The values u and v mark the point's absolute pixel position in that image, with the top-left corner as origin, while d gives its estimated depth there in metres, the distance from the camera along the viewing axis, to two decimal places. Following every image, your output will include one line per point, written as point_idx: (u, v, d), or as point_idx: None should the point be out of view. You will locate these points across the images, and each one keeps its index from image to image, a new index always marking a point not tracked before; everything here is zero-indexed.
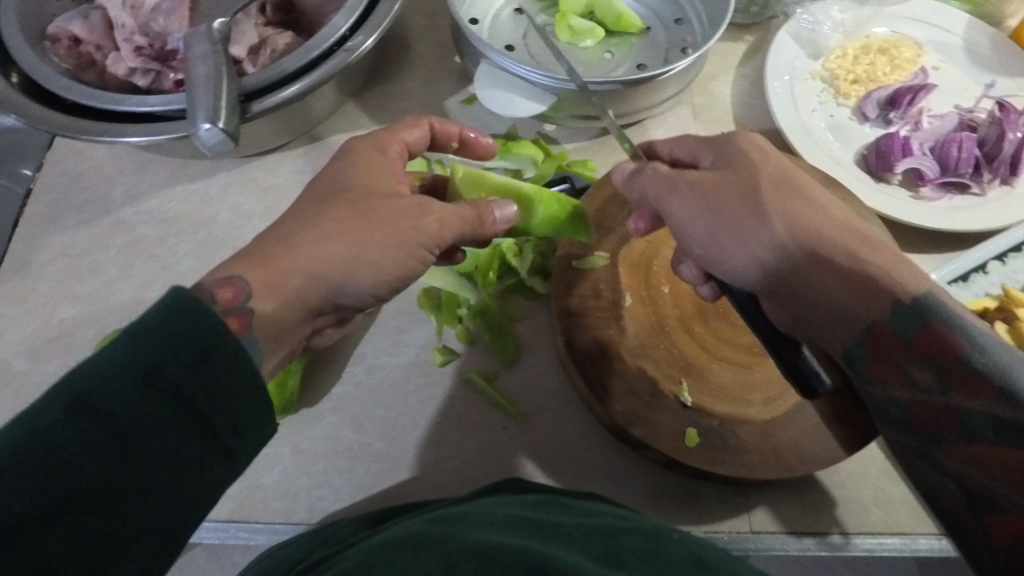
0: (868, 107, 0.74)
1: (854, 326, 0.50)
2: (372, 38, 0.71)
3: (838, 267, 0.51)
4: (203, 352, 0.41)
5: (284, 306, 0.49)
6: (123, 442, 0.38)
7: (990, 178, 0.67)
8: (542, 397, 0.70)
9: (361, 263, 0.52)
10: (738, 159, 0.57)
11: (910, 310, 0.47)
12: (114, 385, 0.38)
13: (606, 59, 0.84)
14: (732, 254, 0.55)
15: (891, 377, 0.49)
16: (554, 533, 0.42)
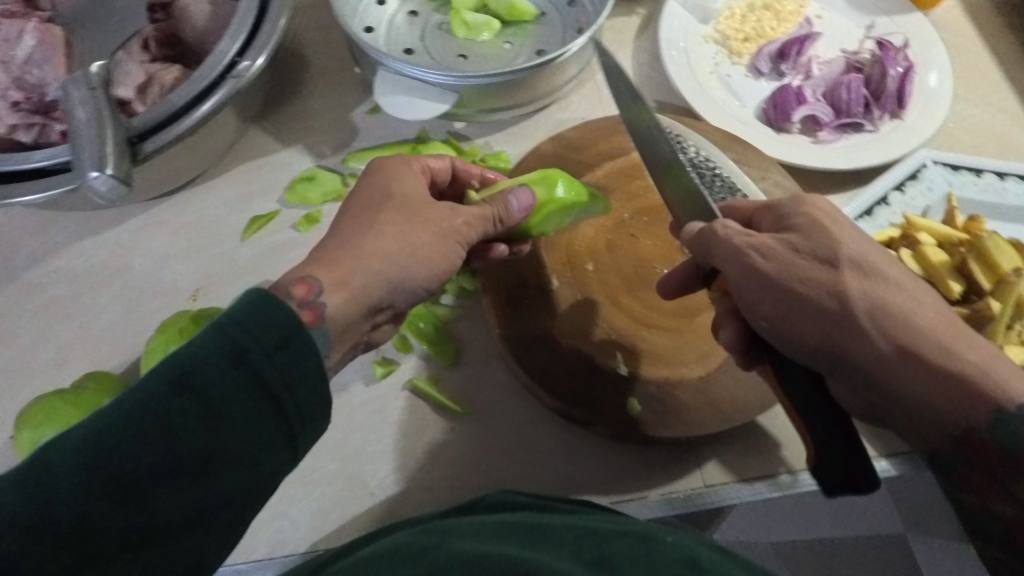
0: (761, 63, 0.80)
1: (947, 428, 0.43)
2: (261, 60, 0.64)
3: (930, 364, 0.43)
4: (282, 341, 0.39)
5: (351, 302, 0.47)
6: (211, 419, 0.37)
7: (880, 114, 0.75)
8: (487, 392, 0.64)
9: (414, 263, 0.51)
10: (816, 231, 0.46)
11: (1014, 421, 0.40)
12: (208, 362, 0.37)
13: (505, 50, 0.82)
14: (805, 337, 0.45)
15: (990, 487, 0.43)
16: (608, 555, 0.35)
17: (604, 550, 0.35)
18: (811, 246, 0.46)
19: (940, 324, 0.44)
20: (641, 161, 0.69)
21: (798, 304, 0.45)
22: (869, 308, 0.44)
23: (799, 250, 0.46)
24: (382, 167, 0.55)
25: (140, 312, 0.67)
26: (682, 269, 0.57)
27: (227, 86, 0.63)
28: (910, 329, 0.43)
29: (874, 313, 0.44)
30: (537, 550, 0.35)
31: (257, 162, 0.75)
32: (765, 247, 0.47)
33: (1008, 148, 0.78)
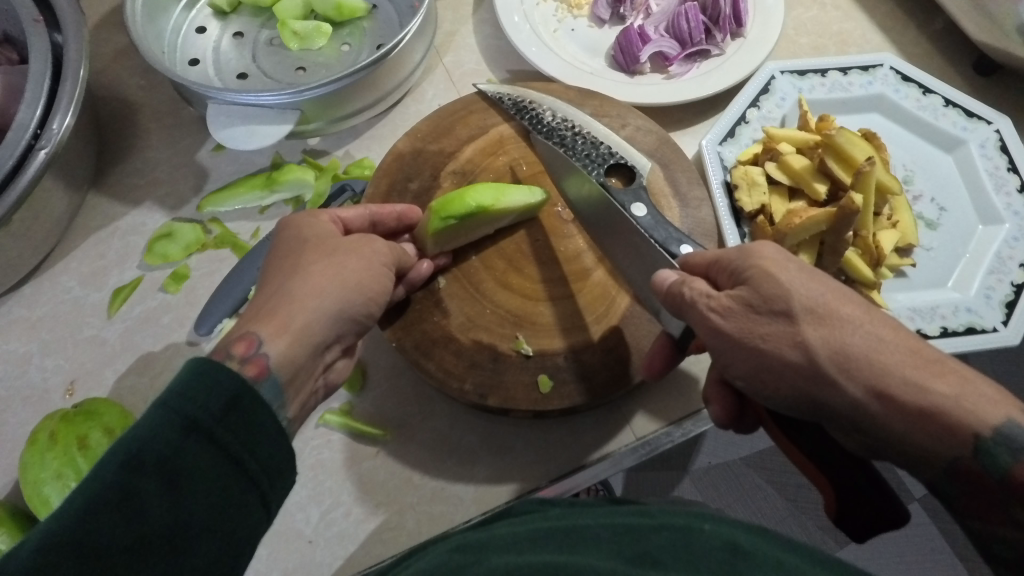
0: (601, 11, 0.79)
1: (934, 463, 0.41)
2: (70, 119, 0.59)
3: (903, 405, 0.40)
4: (230, 402, 0.38)
5: (297, 344, 0.44)
6: (176, 491, 0.35)
7: (722, 37, 0.76)
8: (402, 406, 0.62)
9: (347, 291, 0.48)
10: (764, 279, 0.44)
11: (995, 448, 0.39)
12: (157, 433, 0.35)
13: (344, 53, 0.78)
14: (780, 390, 0.43)
15: (991, 509, 0.40)
16: (652, 550, 0.37)
17: (647, 546, 0.37)
18: (766, 300, 0.43)
19: (917, 356, 0.41)
20: (502, 136, 0.68)
21: (766, 362, 0.43)
22: (832, 355, 0.41)
23: (755, 306, 0.44)
24: (291, 223, 0.53)
25: (12, 424, 0.61)
26: (660, 346, 0.55)
27: (37, 156, 0.58)
28: (883, 371, 0.41)
29: (841, 360, 0.41)
30: (585, 553, 0.36)
31: (104, 231, 0.70)
32: (724, 308, 0.45)
33: (846, 44, 0.81)
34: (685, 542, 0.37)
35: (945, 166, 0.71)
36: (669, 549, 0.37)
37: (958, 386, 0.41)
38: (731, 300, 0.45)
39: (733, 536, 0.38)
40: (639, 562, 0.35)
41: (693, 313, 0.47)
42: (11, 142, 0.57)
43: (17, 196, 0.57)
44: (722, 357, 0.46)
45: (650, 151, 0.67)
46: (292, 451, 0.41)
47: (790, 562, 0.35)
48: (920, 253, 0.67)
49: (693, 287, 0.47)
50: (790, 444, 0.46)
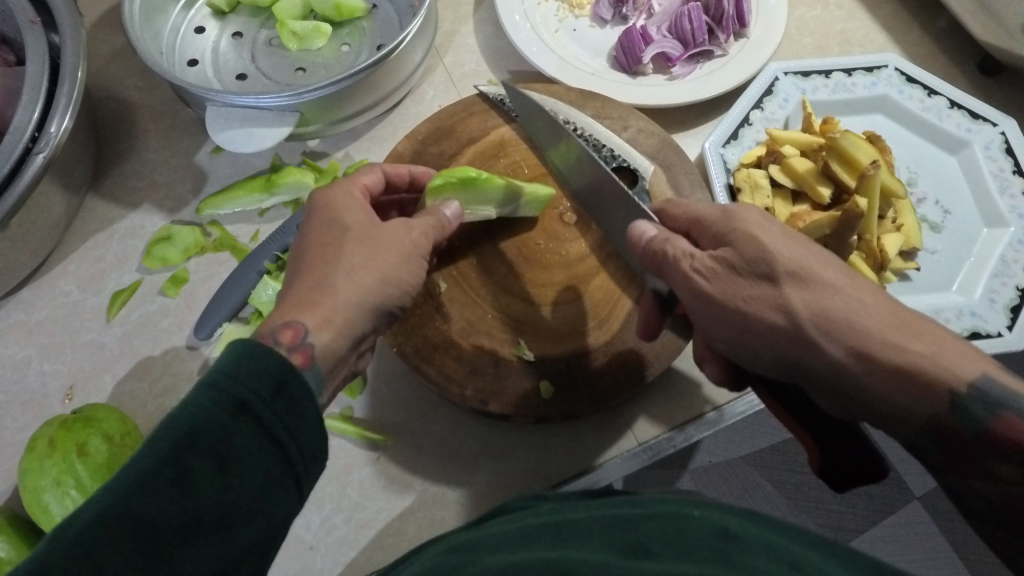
0: (603, 11, 0.78)
1: (911, 422, 0.41)
2: (68, 122, 0.59)
3: (880, 363, 0.41)
4: (280, 387, 0.37)
5: (341, 336, 0.44)
6: (222, 474, 0.34)
7: (725, 37, 0.75)
8: (402, 411, 0.62)
9: (389, 284, 0.48)
10: (750, 244, 0.45)
11: (972, 403, 0.39)
12: (213, 414, 0.34)
13: (344, 53, 0.78)
14: (763, 350, 0.45)
15: (969, 467, 0.40)
16: (644, 540, 0.36)
17: (639, 535, 0.36)
18: (749, 264, 0.44)
19: (894, 321, 0.42)
20: (503, 138, 0.67)
21: (747, 323, 0.45)
22: (812, 316, 0.42)
23: (738, 270, 0.45)
24: (330, 200, 0.51)
25: (12, 430, 0.61)
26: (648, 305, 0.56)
27: (33, 159, 0.57)
28: (858, 331, 0.41)
29: (823, 320, 0.42)
30: (571, 549, 0.36)
31: (102, 234, 0.70)
32: (703, 266, 0.46)
33: (849, 44, 0.80)
34: (675, 529, 0.36)
35: (949, 168, 0.71)
36: (659, 537, 0.36)
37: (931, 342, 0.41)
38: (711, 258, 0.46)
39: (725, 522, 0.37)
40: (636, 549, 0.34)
41: (672, 267, 0.48)
42: (9, 146, 0.57)
43: (15, 201, 0.56)
44: (704, 318, 0.47)
45: (652, 153, 0.67)
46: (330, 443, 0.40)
47: (797, 550, 0.35)
48: (924, 256, 0.66)
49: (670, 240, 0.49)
50: (776, 405, 0.48)
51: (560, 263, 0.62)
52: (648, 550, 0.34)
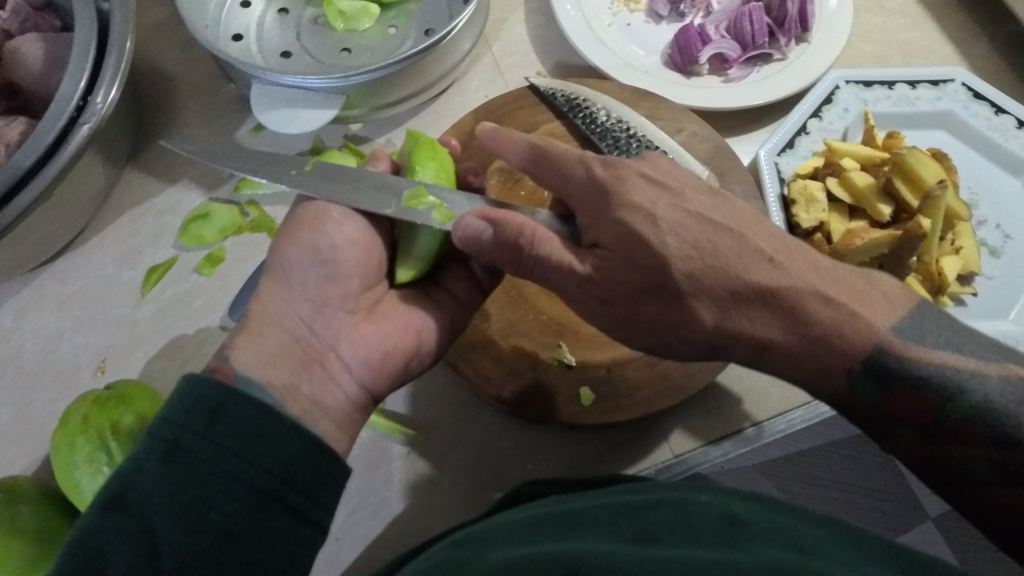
0: (659, 6, 0.76)
1: (816, 395, 0.44)
2: (115, 93, 0.57)
3: (788, 354, 0.42)
4: (213, 413, 0.39)
5: (269, 348, 0.44)
6: (189, 515, 0.36)
7: (786, 41, 0.73)
8: (435, 408, 0.61)
9: (290, 284, 0.47)
10: (636, 247, 0.44)
11: (867, 375, 0.41)
12: (148, 465, 0.37)
13: (391, 36, 0.76)
14: (679, 350, 0.46)
15: (873, 433, 0.43)
16: (647, 527, 0.38)
17: (643, 525, 0.39)
18: (642, 274, 0.44)
19: (798, 311, 0.42)
20: (552, 133, 0.66)
21: (658, 328, 0.46)
22: (716, 306, 0.43)
23: (634, 283, 0.44)
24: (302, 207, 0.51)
25: (43, 400, 0.61)
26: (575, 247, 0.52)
27: (79, 130, 0.56)
28: (765, 326, 0.42)
29: (728, 317, 0.43)
30: (582, 539, 0.38)
31: (139, 208, 0.69)
32: (586, 278, 0.45)
33: (913, 55, 0.77)
34: (682, 515, 0.39)
35: (1013, 191, 0.68)
36: (667, 526, 0.38)
37: (837, 314, 0.41)
38: (585, 263, 0.45)
39: (727, 504, 0.40)
40: (637, 539, 0.37)
41: (536, 266, 0.47)
42: (55, 115, 0.56)
43: (59, 171, 0.55)
44: (626, 332, 0.47)
45: (705, 158, 0.65)
46: (331, 451, 0.42)
47: (806, 529, 0.38)
48: (981, 281, 0.64)
49: (525, 232, 0.46)
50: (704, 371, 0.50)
51: None
52: (651, 537, 0.37)
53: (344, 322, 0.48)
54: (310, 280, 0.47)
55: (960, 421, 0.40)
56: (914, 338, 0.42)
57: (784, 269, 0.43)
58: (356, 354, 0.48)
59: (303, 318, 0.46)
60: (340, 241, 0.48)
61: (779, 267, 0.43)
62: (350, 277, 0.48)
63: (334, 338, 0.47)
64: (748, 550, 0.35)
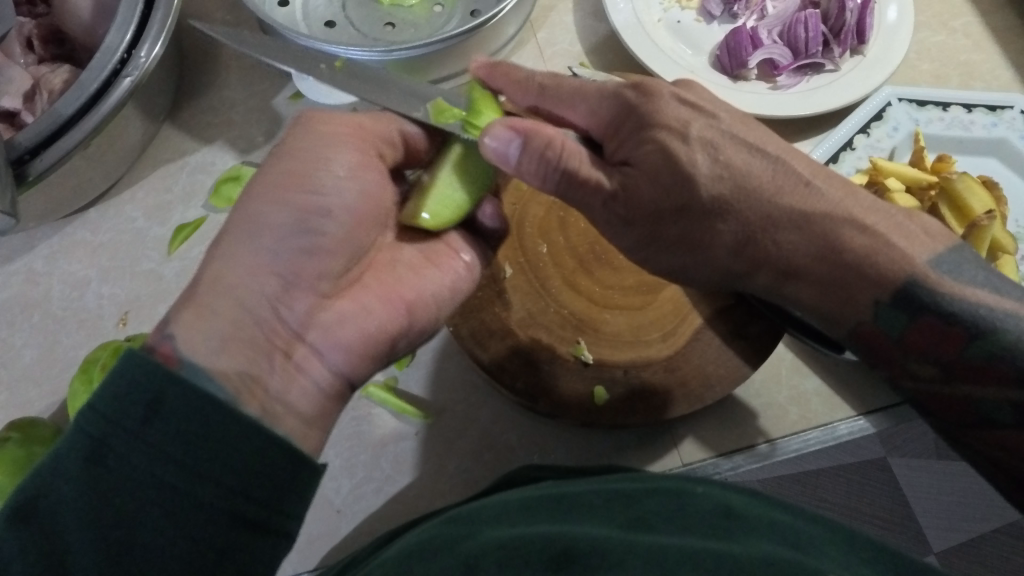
0: (712, 5, 0.74)
1: (839, 324, 0.46)
2: (158, 51, 0.57)
3: (814, 277, 0.45)
4: (150, 406, 0.36)
5: (237, 328, 0.41)
6: (116, 524, 0.35)
7: (840, 52, 0.70)
8: (446, 390, 0.61)
9: (264, 251, 0.44)
10: (664, 163, 0.45)
11: (894, 311, 0.43)
12: (71, 464, 0.35)
13: (436, 13, 0.75)
14: (695, 270, 0.50)
15: (891, 370, 0.46)
16: (646, 514, 0.39)
17: (641, 510, 0.39)
18: (670, 195, 0.45)
19: (828, 237, 0.43)
20: None
21: (680, 247, 0.48)
22: (733, 240, 0.46)
23: (662, 203, 0.45)
24: (292, 141, 0.47)
25: (65, 345, 0.62)
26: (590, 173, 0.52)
27: (121, 84, 0.56)
28: (792, 246, 0.44)
29: (752, 238, 0.45)
30: (578, 522, 0.38)
31: (173, 164, 0.69)
32: (611, 194, 0.47)
33: (971, 77, 0.75)
34: (678, 504, 0.40)
35: None
36: (662, 513, 0.39)
37: (872, 241, 0.43)
38: (613, 179, 0.47)
39: (726, 498, 0.41)
40: (634, 525, 0.38)
41: (562, 180, 0.47)
42: (98, 66, 0.56)
43: (99, 121, 0.56)
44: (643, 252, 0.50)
45: None
46: (293, 450, 0.39)
47: (814, 531, 0.38)
48: None
49: (554, 143, 0.46)
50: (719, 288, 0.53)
51: (630, 267, 0.60)
52: (650, 523, 0.38)
53: (309, 304, 0.46)
54: (284, 249, 0.44)
55: (983, 359, 0.41)
56: (952, 272, 0.42)
57: (817, 191, 0.45)
58: (328, 341, 0.46)
59: (269, 295, 0.43)
60: (334, 207, 0.47)
61: (813, 190, 0.45)
62: (330, 255, 0.47)
63: (300, 326, 0.45)
64: (746, 542, 0.36)
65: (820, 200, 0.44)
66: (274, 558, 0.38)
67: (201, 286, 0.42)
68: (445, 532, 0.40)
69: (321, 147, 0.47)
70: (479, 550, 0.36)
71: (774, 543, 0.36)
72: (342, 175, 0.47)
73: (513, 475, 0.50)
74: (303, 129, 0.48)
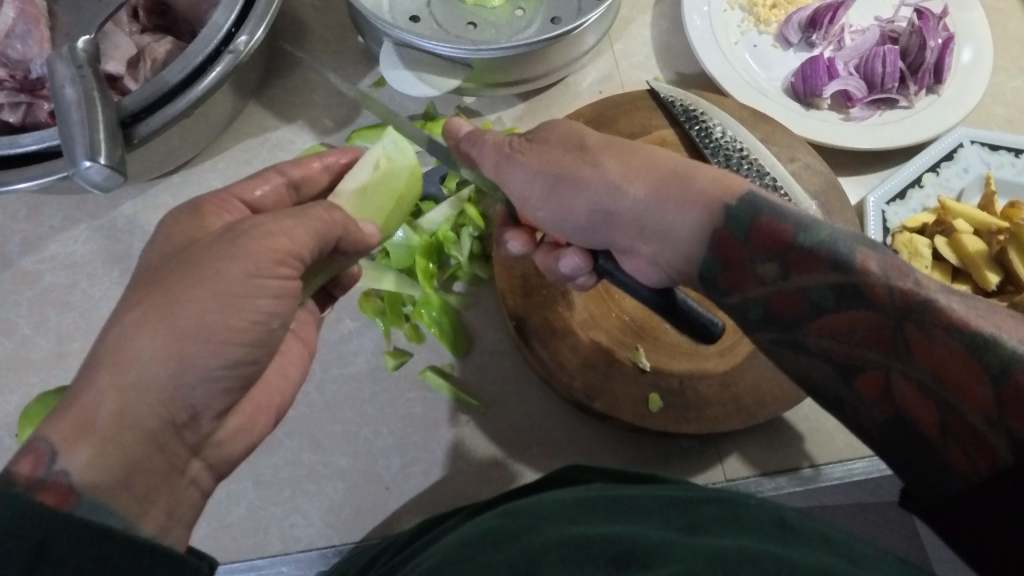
0: (789, 33, 0.75)
1: (698, 238, 0.46)
2: (261, 33, 0.60)
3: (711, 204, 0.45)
4: (38, 553, 0.32)
5: (138, 471, 0.36)
6: None
7: (915, 89, 0.71)
8: (500, 382, 0.62)
9: (178, 382, 0.36)
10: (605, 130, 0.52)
11: (740, 212, 0.44)
12: None
13: (517, 16, 0.77)
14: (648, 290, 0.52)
15: (743, 284, 0.45)
16: (702, 521, 0.40)
17: (695, 518, 0.40)
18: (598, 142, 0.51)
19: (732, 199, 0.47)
20: (664, 139, 0.67)
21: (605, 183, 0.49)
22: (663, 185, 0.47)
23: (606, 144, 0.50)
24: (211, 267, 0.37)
25: None
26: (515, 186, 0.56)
27: (224, 61, 0.59)
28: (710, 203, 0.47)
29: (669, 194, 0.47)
30: (636, 524, 0.39)
31: (255, 140, 0.72)
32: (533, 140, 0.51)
33: None
34: (734, 514, 0.41)
35: None
36: (718, 520, 0.40)
37: None
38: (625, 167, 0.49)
39: (784, 513, 0.41)
40: (690, 530, 0.38)
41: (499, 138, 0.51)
42: (204, 40, 0.59)
43: (200, 94, 0.58)
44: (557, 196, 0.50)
45: (813, 192, 0.65)
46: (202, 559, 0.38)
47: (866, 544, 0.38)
48: None
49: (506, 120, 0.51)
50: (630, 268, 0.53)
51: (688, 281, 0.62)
52: (707, 529, 0.39)
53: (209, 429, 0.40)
54: (201, 390, 0.38)
55: (811, 245, 0.41)
56: None
57: None
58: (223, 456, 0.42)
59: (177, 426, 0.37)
60: (259, 352, 0.40)
61: None
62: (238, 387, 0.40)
63: (200, 447, 0.39)
64: (803, 550, 0.36)
65: None
66: None
67: (98, 423, 0.34)
68: (506, 523, 0.41)
69: (251, 291, 0.39)
70: (543, 543, 0.37)
71: (830, 551, 0.36)
72: (279, 326, 0.41)
73: (560, 474, 0.51)
74: (243, 253, 0.38)
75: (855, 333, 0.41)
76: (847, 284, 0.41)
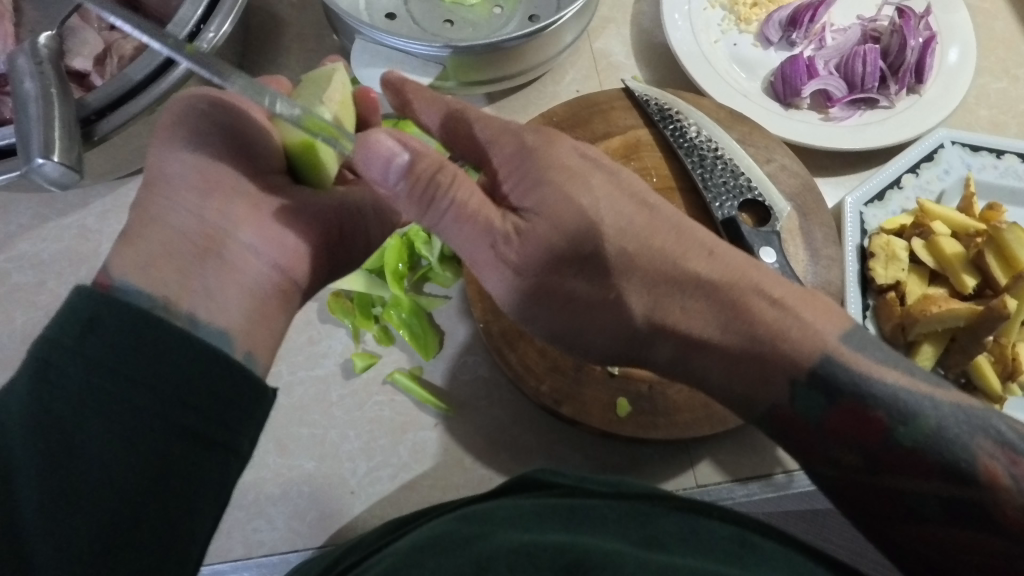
0: (770, 32, 0.74)
1: (755, 408, 0.47)
2: (226, 29, 0.59)
3: (728, 347, 0.46)
4: (88, 326, 0.35)
5: (171, 243, 0.42)
6: (58, 446, 0.33)
7: (897, 89, 0.70)
8: (469, 385, 0.61)
9: (168, 174, 0.44)
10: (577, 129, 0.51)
11: (808, 390, 0.44)
12: (20, 389, 0.34)
13: (495, 14, 0.76)
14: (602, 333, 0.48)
15: (813, 456, 0.45)
16: (659, 534, 0.39)
17: (654, 529, 0.39)
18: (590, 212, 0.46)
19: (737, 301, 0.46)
20: (639, 140, 0.66)
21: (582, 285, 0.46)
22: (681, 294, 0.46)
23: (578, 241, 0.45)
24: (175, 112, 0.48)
25: None
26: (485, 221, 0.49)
27: (189, 57, 0.58)
28: (701, 319, 0.46)
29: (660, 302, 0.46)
30: (592, 534, 0.38)
31: None
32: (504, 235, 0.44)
33: None
34: (692, 528, 0.40)
35: None
36: (675, 534, 0.39)
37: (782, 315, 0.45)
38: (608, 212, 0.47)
39: (743, 530, 0.40)
40: (646, 544, 0.38)
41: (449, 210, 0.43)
42: (169, 36, 0.58)
43: (163, 90, 0.57)
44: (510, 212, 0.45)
45: (790, 195, 0.64)
46: (243, 372, 0.38)
47: (801, 557, 0.38)
48: None
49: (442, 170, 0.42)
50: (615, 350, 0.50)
51: None
52: (662, 544, 0.38)
53: (240, 206, 0.45)
54: (196, 168, 0.44)
55: (909, 445, 0.42)
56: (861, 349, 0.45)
57: (718, 259, 0.47)
58: (256, 237, 0.45)
59: (196, 210, 0.43)
60: (221, 128, 0.46)
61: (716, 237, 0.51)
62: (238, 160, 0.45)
63: (230, 224, 0.44)
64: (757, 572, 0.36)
65: (725, 269, 0.47)
66: (228, 477, 0.38)
67: (133, 225, 0.43)
68: (461, 527, 0.40)
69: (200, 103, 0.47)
70: (494, 549, 0.36)
71: None
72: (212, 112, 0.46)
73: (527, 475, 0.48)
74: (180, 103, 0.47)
75: (966, 556, 0.41)
76: (953, 499, 0.41)
